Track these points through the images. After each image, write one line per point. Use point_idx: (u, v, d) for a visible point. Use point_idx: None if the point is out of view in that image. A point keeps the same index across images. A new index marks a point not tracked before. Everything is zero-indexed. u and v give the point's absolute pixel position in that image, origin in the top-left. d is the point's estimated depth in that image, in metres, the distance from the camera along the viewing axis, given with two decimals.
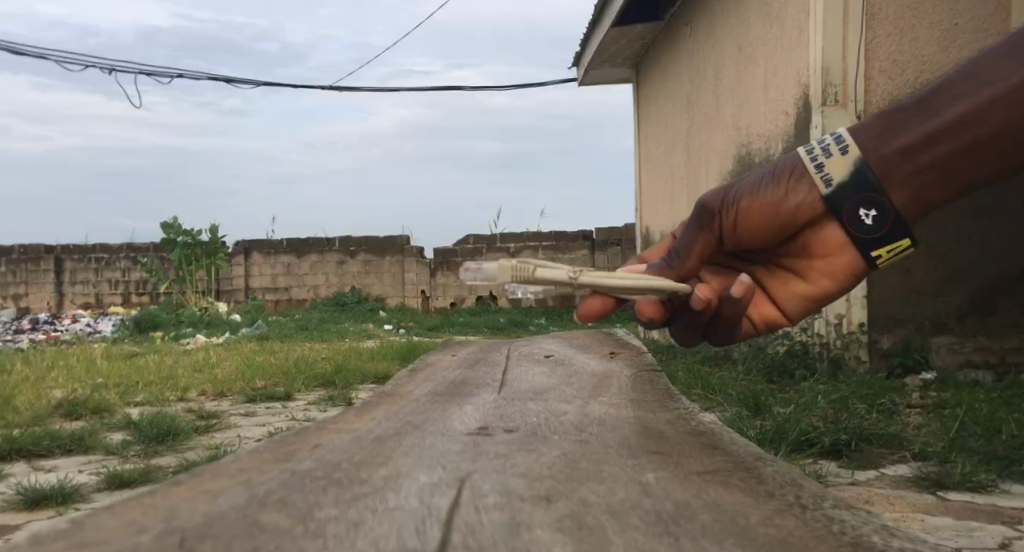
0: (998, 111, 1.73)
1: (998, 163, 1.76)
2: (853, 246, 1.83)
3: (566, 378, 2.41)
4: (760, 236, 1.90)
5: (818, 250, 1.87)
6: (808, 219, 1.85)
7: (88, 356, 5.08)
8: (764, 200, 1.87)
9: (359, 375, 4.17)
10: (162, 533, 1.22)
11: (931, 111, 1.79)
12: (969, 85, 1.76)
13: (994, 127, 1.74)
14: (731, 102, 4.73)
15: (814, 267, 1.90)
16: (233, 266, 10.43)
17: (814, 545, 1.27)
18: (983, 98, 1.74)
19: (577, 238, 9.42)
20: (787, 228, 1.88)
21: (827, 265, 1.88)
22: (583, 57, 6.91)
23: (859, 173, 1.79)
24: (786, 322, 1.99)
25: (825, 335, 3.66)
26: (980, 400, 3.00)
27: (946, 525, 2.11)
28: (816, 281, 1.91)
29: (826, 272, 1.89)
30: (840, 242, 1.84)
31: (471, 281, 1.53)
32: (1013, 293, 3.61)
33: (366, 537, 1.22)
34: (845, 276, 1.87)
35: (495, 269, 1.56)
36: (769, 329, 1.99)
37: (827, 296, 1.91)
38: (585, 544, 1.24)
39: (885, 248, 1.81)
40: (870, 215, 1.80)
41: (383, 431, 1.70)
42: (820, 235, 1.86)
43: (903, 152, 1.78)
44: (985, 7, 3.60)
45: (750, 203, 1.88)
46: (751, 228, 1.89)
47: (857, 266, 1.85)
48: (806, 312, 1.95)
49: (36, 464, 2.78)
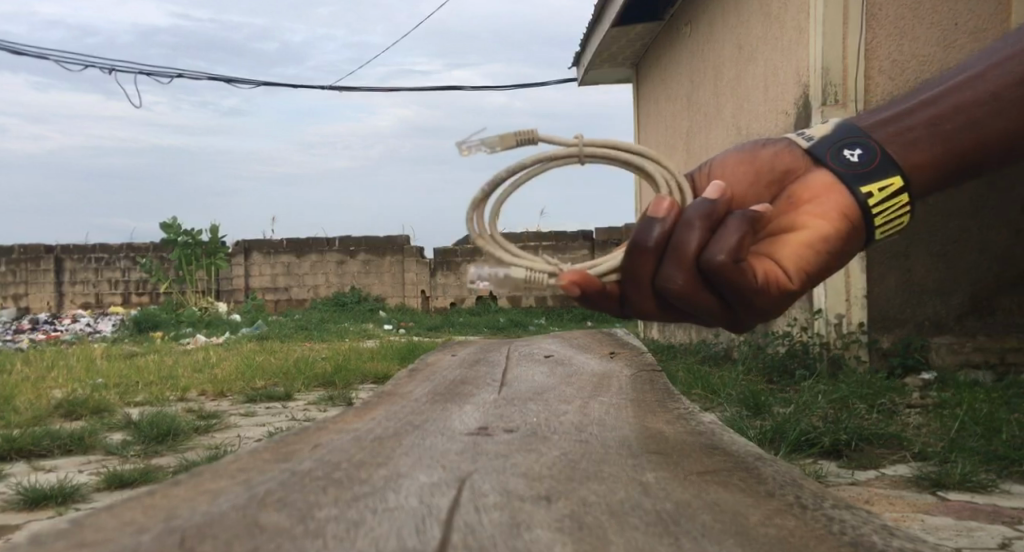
0: (990, 78, 1.64)
1: (992, 130, 1.61)
2: (843, 184, 1.56)
3: (566, 378, 2.42)
4: (736, 191, 1.61)
5: (803, 196, 1.57)
6: (788, 166, 1.61)
7: (88, 357, 5.08)
8: (737, 152, 1.63)
9: (359, 376, 4.17)
10: (162, 533, 1.21)
11: (914, 95, 1.69)
12: (955, 71, 1.69)
13: (983, 92, 1.62)
14: (731, 102, 4.73)
15: (805, 213, 1.55)
16: (233, 266, 10.45)
17: (814, 544, 1.27)
18: (970, 72, 1.66)
19: (576, 238, 9.41)
20: (764, 179, 1.61)
21: (819, 208, 1.55)
22: (583, 58, 6.92)
23: (840, 128, 1.63)
24: (791, 286, 1.47)
25: (825, 335, 3.64)
26: (980, 399, 3.00)
27: (946, 525, 2.11)
28: (813, 228, 1.53)
29: (820, 216, 1.54)
30: (829, 181, 1.57)
31: (468, 145, 1.46)
32: (1014, 294, 3.61)
33: (366, 537, 1.21)
34: (841, 219, 1.54)
35: (496, 139, 1.46)
36: (772, 285, 1.44)
37: (828, 245, 1.51)
38: (585, 543, 1.23)
39: (877, 184, 1.56)
40: (855, 154, 1.59)
41: (383, 431, 1.70)
42: (803, 182, 1.59)
43: (887, 119, 1.64)
44: (985, 7, 3.59)
45: (722, 159, 1.64)
46: (726, 180, 1.61)
47: (851, 206, 1.55)
48: (808, 265, 1.49)
49: (35, 464, 2.78)
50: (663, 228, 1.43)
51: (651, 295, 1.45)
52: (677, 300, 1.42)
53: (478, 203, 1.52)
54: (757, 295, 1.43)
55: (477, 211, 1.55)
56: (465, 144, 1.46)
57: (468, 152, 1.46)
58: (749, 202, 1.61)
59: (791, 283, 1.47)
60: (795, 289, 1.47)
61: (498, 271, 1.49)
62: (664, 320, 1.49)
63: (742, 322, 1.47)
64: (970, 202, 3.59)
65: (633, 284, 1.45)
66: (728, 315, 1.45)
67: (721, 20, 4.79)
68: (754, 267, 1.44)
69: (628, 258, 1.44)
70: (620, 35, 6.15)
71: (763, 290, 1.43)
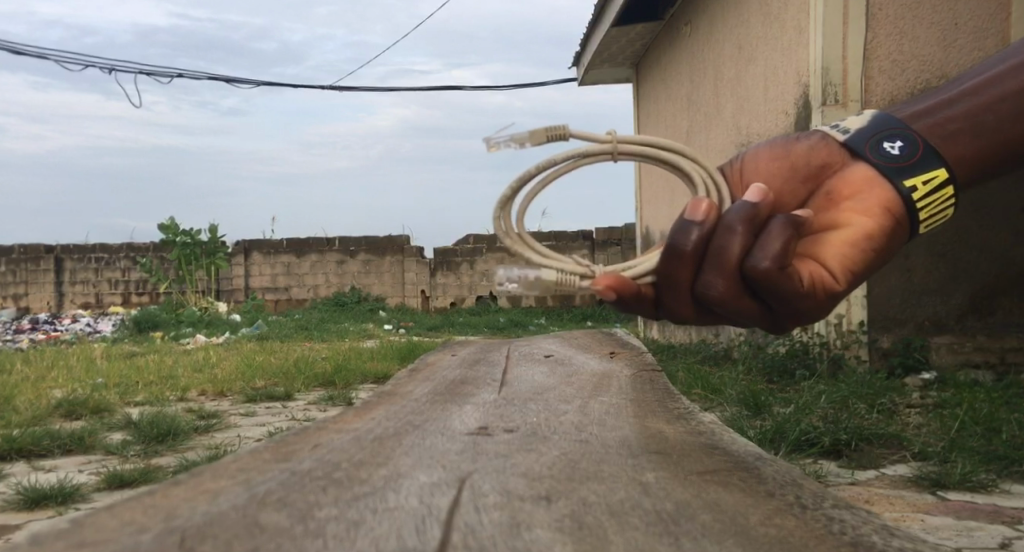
0: (1006, 81, 1.80)
1: (1012, 129, 1.77)
2: (885, 179, 1.63)
3: (565, 378, 2.41)
4: (773, 186, 1.66)
5: (843, 192, 1.64)
6: (824, 160, 1.67)
7: (88, 357, 5.08)
8: (771, 148, 1.69)
9: (359, 376, 4.17)
10: (162, 533, 1.21)
11: (936, 92, 1.82)
12: (969, 75, 1.85)
13: (1002, 94, 1.78)
14: (732, 101, 4.72)
15: (848, 209, 1.61)
16: (233, 266, 10.46)
17: (814, 544, 1.27)
18: (987, 76, 1.82)
19: (576, 237, 9.40)
20: (800, 174, 1.66)
21: (860, 204, 1.61)
22: (582, 58, 6.93)
23: (875, 119, 1.72)
24: (835, 287, 1.51)
25: (825, 335, 3.67)
26: (980, 399, 3.00)
27: (946, 525, 2.11)
28: (856, 224, 1.58)
29: (862, 211, 1.60)
30: (868, 176, 1.64)
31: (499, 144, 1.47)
32: (1013, 293, 3.61)
33: (365, 537, 1.21)
34: (885, 213, 1.60)
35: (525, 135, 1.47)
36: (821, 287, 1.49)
37: (873, 241, 1.57)
38: (585, 543, 1.23)
39: (920, 178, 1.64)
40: (896, 146, 1.67)
41: (383, 431, 1.70)
42: (842, 177, 1.66)
43: (921, 113, 1.75)
44: (985, 7, 3.58)
45: (755, 154, 1.70)
46: (762, 175, 1.67)
47: (894, 200, 1.62)
48: (855, 260, 1.55)
49: (36, 465, 2.78)
50: (703, 232, 1.43)
51: (690, 298, 1.48)
52: (719, 305, 1.45)
53: (506, 203, 1.53)
54: (799, 298, 1.45)
55: (502, 211, 1.56)
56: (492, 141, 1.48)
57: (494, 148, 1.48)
58: (786, 197, 1.66)
59: (838, 284, 1.51)
60: (839, 289, 1.52)
61: (528, 271, 1.48)
62: (705, 320, 1.51)
63: (783, 323, 1.50)
64: (971, 203, 3.59)
65: (671, 288, 1.48)
66: (769, 318, 1.48)
67: (721, 19, 4.79)
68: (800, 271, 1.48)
69: (667, 263, 1.46)
70: (620, 34, 6.15)
71: (814, 290, 1.48)
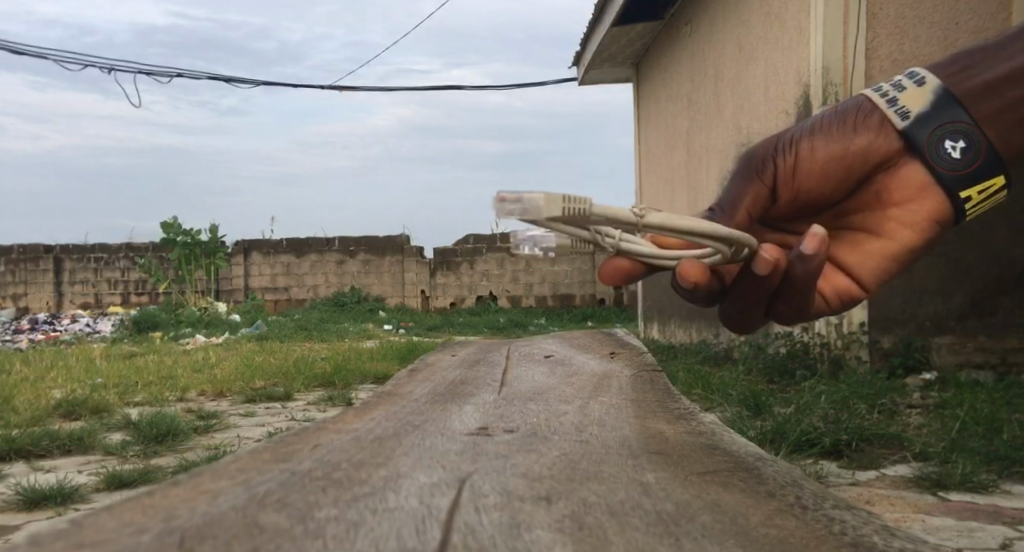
0: None
1: None
2: (938, 186, 1.73)
3: (565, 378, 2.41)
4: (827, 184, 1.80)
5: (894, 196, 1.77)
6: (881, 158, 1.76)
7: (88, 357, 5.08)
8: (829, 145, 1.79)
9: (359, 376, 4.17)
10: (162, 533, 1.21)
11: (1007, 54, 1.81)
12: None
13: None
14: (732, 101, 4.72)
15: (894, 218, 1.76)
16: (233, 266, 10.47)
17: (815, 545, 1.26)
18: None
19: None
20: (854, 172, 1.78)
21: (907, 213, 1.75)
22: (582, 58, 6.94)
23: (938, 102, 1.74)
24: (860, 295, 1.77)
25: (826, 335, 3.67)
26: (981, 399, 2.99)
27: (947, 526, 2.11)
28: (896, 236, 1.76)
29: (907, 223, 1.75)
30: (923, 182, 1.74)
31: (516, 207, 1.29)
32: (1014, 293, 3.58)
33: (366, 537, 1.21)
34: (931, 225, 1.74)
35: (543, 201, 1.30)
36: (844, 305, 1.77)
37: (911, 252, 1.76)
38: (585, 543, 1.23)
39: (977, 188, 1.72)
40: (958, 146, 1.72)
41: (383, 431, 1.70)
42: (897, 179, 1.76)
43: (990, 87, 1.75)
44: (986, 7, 3.58)
45: (813, 146, 1.80)
46: (816, 172, 1.79)
47: (943, 209, 1.74)
48: (887, 274, 1.76)
49: (35, 464, 2.78)
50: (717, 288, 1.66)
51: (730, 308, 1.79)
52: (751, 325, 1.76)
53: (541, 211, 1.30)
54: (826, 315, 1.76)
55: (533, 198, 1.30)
56: (505, 203, 1.28)
57: (508, 220, 1.29)
58: (834, 194, 1.81)
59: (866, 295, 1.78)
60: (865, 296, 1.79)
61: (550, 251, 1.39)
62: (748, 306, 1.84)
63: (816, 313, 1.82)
64: None
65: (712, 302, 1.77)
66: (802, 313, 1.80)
67: (722, 20, 4.79)
68: (829, 295, 1.75)
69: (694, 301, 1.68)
70: (620, 35, 6.15)
71: (837, 308, 1.76)
